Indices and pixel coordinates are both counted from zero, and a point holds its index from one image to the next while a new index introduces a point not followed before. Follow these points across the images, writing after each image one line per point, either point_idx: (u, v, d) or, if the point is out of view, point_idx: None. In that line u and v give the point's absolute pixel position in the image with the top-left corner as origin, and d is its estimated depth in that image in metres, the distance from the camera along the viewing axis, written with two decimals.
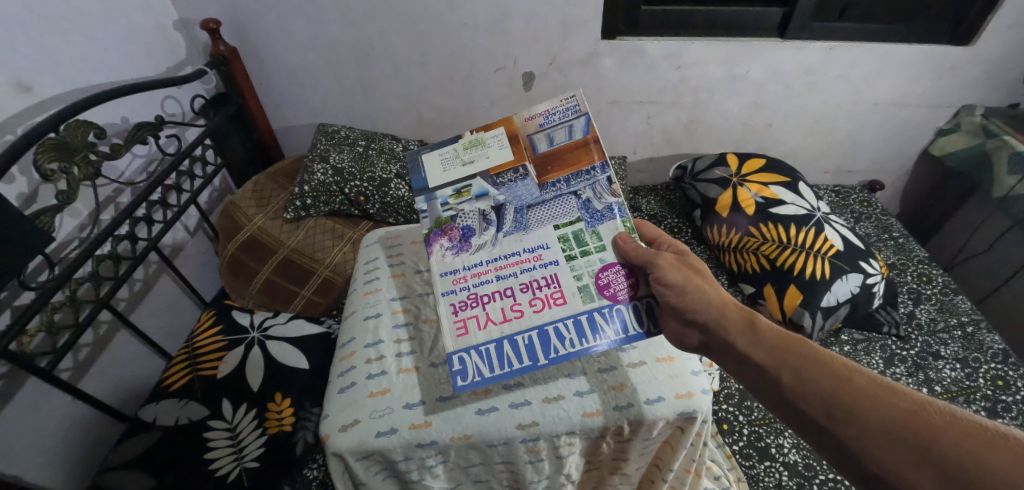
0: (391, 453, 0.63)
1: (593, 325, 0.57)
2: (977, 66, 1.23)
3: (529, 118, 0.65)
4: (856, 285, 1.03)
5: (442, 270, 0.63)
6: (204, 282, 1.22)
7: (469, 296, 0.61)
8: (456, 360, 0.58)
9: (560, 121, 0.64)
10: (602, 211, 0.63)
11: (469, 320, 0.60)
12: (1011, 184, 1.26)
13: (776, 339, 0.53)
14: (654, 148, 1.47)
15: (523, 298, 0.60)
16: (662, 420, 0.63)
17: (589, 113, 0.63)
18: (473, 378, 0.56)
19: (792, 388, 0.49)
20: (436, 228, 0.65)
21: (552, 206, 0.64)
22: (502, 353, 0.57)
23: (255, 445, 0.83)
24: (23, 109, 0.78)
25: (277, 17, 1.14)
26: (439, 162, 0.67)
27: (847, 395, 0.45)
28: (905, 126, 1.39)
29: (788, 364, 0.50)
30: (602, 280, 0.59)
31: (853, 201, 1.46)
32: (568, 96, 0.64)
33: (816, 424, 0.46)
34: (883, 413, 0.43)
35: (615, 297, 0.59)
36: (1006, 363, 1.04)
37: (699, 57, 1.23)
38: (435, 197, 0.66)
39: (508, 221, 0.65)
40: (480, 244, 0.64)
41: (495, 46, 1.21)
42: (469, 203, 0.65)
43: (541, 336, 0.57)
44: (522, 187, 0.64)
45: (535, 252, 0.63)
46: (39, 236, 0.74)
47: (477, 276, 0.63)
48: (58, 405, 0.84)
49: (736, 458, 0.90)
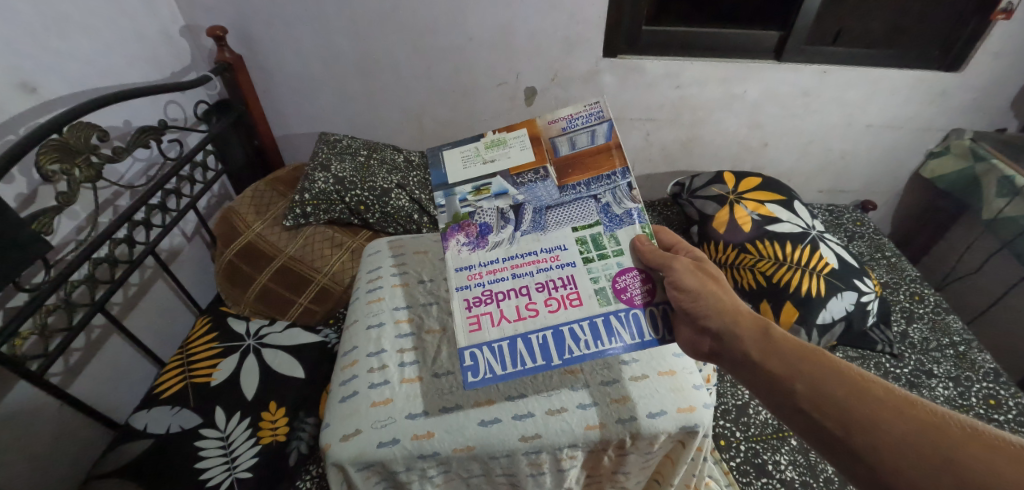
0: (392, 464, 0.62)
1: (609, 328, 0.57)
2: (964, 92, 1.28)
3: (552, 121, 0.69)
4: (850, 303, 1.05)
5: (458, 266, 0.63)
6: (199, 288, 1.20)
7: (484, 292, 0.62)
8: (467, 356, 0.57)
9: (583, 126, 0.67)
10: (621, 216, 0.64)
11: (482, 316, 0.60)
12: (1000, 207, 1.27)
13: (792, 349, 0.53)
14: (653, 165, 1.49)
15: (539, 297, 0.61)
16: (663, 434, 0.64)
17: (612, 120, 0.66)
18: (485, 374, 0.55)
19: (807, 398, 0.49)
20: (453, 224, 0.66)
21: (571, 208, 0.65)
22: (515, 351, 0.57)
23: (247, 454, 0.81)
24: (27, 109, 0.78)
25: (284, 26, 1.15)
26: (460, 159, 0.70)
27: (863, 405, 0.46)
28: (895, 148, 1.43)
29: (803, 374, 0.50)
30: (619, 284, 0.60)
31: (846, 220, 1.48)
32: (592, 103, 0.68)
33: (831, 433, 0.46)
34: (902, 427, 0.43)
35: (632, 301, 0.59)
36: (998, 382, 1.05)
37: (698, 77, 1.26)
38: (453, 192, 0.67)
39: (526, 220, 0.65)
40: (496, 241, 0.65)
41: (498, 61, 1.23)
42: (488, 200, 0.66)
43: (556, 336, 0.57)
44: (542, 188, 0.66)
45: (552, 253, 0.63)
46: (37, 239, 0.74)
47: (493, 272, 0.63)
48: (44, 411, 0.82)
49: (733, 474, 0.89)
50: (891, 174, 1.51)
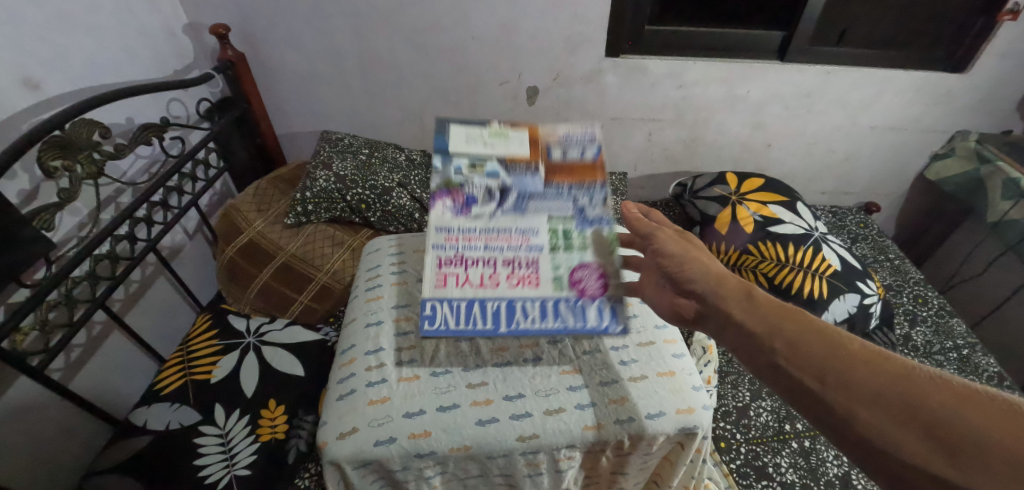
0: (389, 462, 0.62)
1: (555, 311, 0.55)
2: (970, 94, 1.27)
3: (551, 133, 0.71)
4: (853, 305, 1.04)
5: (437, 226, 0.60)
6: (200, 285, 1.21)
7: (456, 255, 0.59)
8: (427, 306, 0.55)
9: (576, 144, 0.70)
10: (593, 218, 0.63)
11: (449, 276, 0.57)
12: (1005, 209, 1.25)
13: (772, 309, 0.49)
14: (654, 166, 1.48)
15: (503, 272, 0.58)
16: (662, 435, 0.63)
17: (602, 145, 0.69)
18: (438, 326, 0.53)
19: (782, 353, 0.45)
20: (443, 187, 0.63)
21: (550, 201, 0.64)
22: (470, 312, 0.55)
23: (247, 452, 0.81)
24: (29, 106, 0.78)
25: (287, 24, 1.15)
26: (463, 136, 0.70)
27: (839, 359, 0.42)
28: (900, 149, 1.42)
29: (780, 332, 0.46)
30: (575, 274, 0.58)
31: (849, 222, 1.47)
32: (589, 127, 0.72)
33: (805, 388, 0.42)
34: (880, 381, 0.40)
35: (583, 289, 0.57)
36: (1002, 386, 1.05)
37: (700, 78, 1.26)
38: (451, 162, 0.66)
39: (508, 201, 0.63)
40: (478, 214, 0.62)
41: (501, 60, 1.23)
42: (480, 177, 0.65)
43: (507, 309, 0.55)
44: (529, 179, 0.65)
45: (524, 235, 0.61)
46: (39, 236, 0.74)
47: (469, 240, 0.60)
48: (45, 407, 0.82)
49: (733, 476, 0.88)
50: (894, 176, 1.50)
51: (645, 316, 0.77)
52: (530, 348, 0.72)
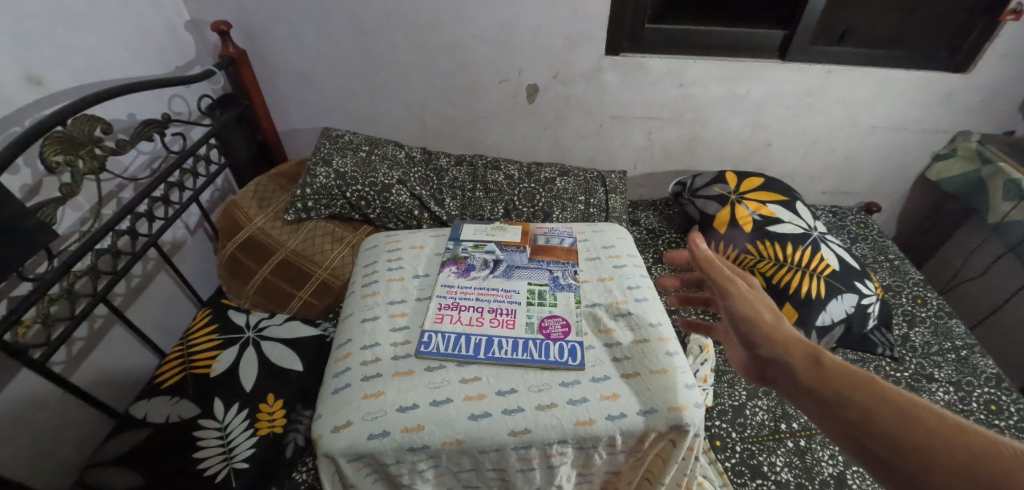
0: (382, 456, 0.63)
1: (526, 347, 0.71)
2: (972, 94, 1.27)
3: (539, 226, 0.95)
4: (851, 305, 1.04)
5: (442, 283, 0.81)
6: (200, 280, 1.22)
7: (453, 302, 0.78)
8: (425, 336, 0.72)
9: (558, 235, 0.92)
10: (564, 284, 0.81)
11: (445, 314, 0.75)
12: (1006, 211, 1.24)
13: (844, 375, 0.45)
14: (655, 164, 1.48)
15: (488, 316, 0.75)
16: (653, 432, 0.65)
17: (577, 238, 0.92)
18: (432, 350, 0.70)
19: (857, 424, 0.41)
20: (451, 259, 0.85)
21: (532, 271, 0.83)
22: (458, 342, 0.71)
23: (245, 445, 0.82)
24: (33, 101, 0.79)
25: (288, 22, 1.16)
26: (473, 227, 0.93)
27: (924, 439, 0.38)
28: (901, 149, 1.41)
29: (856, 402, 0.42)
30: (545, 322, 0.74)
31: (849, 222, 1.47)
32: (568, 225, 0.96)
33: (891, 468, 0.39)
34: (980, 467, 0.36)
35: (549, 335, 0.72)
36: (999, 388, 1.04)
37: (701, 76, 1.26)
38: (460, 243, 0.89)
39: (499, 269, 0.84)
40: (474, 276, 0.82)
41: (501, 58, 1.23)
42: (480, 253, 0.87)
43: (488, 343, 0.71)
44: (517, 256, 0.86)
45: (508, 292, 0.79)
46: (40, 229, 0.74)
47: (464, 292, 0.79)
48: (47, 398, 0.83)
49: (728, 475, 0.89)
50: (896, 176, 1.50)
51: (639, 314, 0.77)
52: (527, 340, 0.72)
